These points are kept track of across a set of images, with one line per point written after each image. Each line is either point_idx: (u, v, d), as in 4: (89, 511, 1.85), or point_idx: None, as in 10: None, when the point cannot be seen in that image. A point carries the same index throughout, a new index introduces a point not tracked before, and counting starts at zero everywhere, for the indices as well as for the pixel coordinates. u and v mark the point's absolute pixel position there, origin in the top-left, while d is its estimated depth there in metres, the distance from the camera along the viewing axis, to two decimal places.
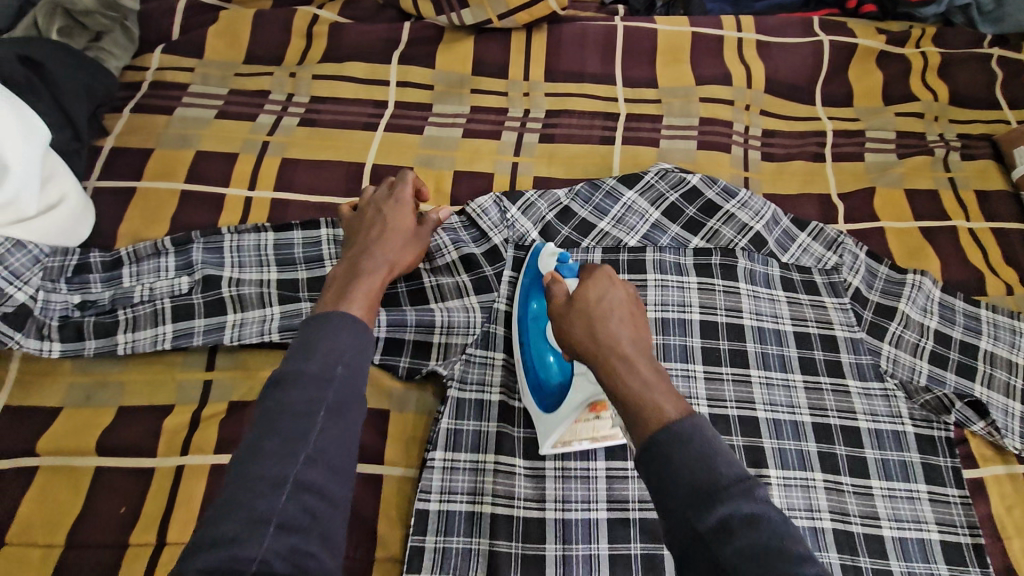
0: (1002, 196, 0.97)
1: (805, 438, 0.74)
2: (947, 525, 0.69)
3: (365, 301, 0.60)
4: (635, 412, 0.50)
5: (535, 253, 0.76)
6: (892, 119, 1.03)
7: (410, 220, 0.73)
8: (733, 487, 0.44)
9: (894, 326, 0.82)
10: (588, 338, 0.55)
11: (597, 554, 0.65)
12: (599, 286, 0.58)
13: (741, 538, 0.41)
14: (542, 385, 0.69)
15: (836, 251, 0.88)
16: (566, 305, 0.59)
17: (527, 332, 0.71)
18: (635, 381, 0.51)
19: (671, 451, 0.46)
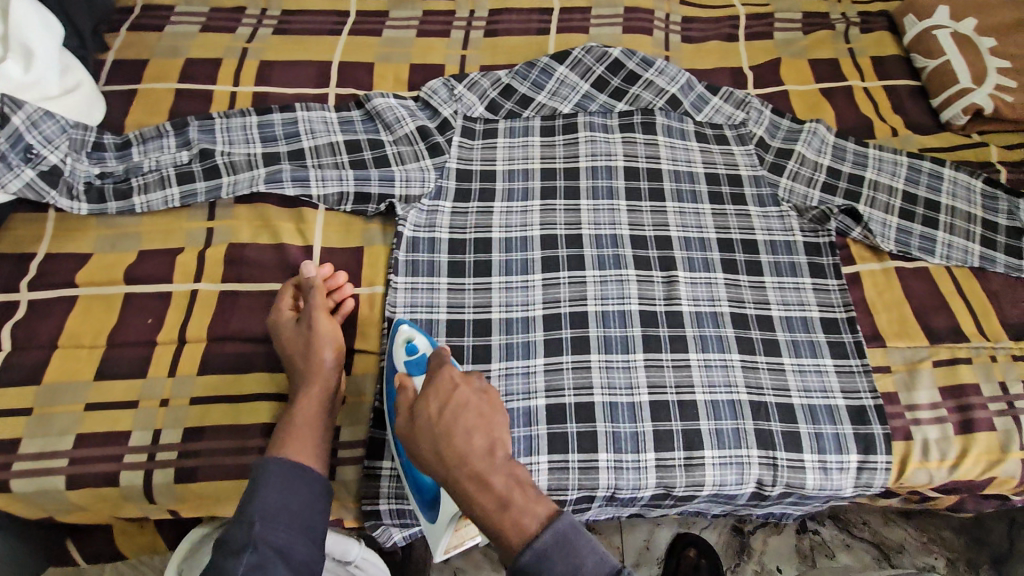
0: (894, 60, 1.12)
1: (710, 249, 0.88)
2: (826, 306, 0.85)
3: (296, 440, 0.66)
4: (502, 539, 0.55)
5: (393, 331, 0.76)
6: (798, 2, 1.18)
7: (298, 333, 0.73)
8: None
9: (791, 163, 0.97)
10: (435, 456, 0.59)
11: (534, 368, 0.78)
12: (438, 400, 0.61)
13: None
14: (419, 492, 0.70)
15: (743, 109, 1.01)
16: (413, 426, 0.61)
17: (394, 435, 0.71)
18: (493, 497, 0.56)
19: (538, 569, 0.53)
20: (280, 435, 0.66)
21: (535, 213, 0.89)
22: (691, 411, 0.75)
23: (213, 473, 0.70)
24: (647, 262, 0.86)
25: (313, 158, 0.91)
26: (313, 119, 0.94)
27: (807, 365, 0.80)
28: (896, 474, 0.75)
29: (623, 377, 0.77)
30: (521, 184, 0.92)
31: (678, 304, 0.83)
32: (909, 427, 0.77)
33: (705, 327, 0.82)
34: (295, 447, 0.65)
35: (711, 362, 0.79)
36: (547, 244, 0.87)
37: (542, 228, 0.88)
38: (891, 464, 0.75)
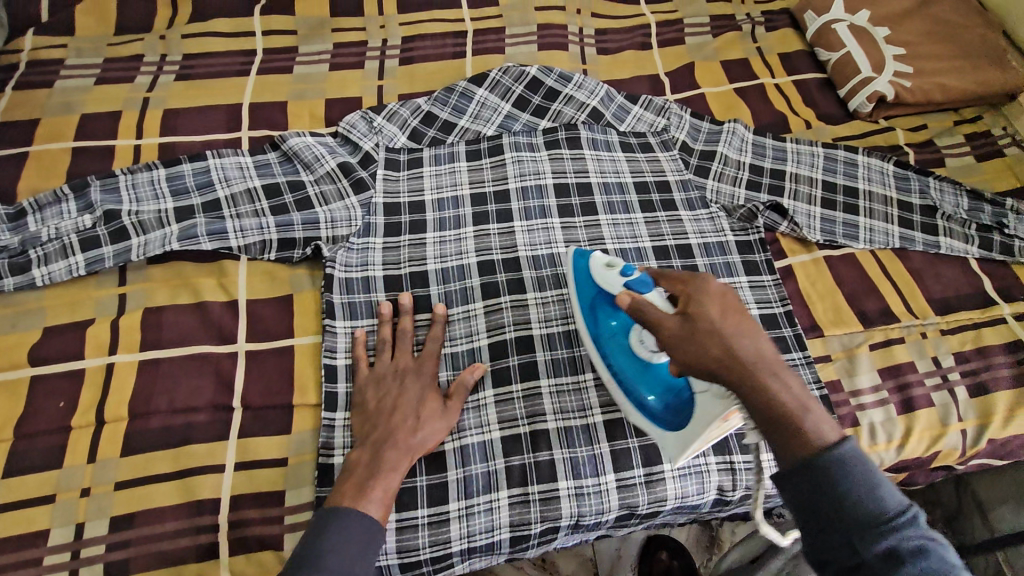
0: (800, 55, 1.17)
1: (646, 258, 0.89)
2: (764, 302, 0.86)
3: (382, 497, 0.64)
4: (792, 446, 0.51)
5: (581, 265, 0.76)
6: (705, 6, 1.22)
7: (432, 398, 0.72)
8: (898, 517, 0.47)
9: (715, 164, 0.99)
10: (726, 357, 0.53)
11: (484, 401, 0.76)
12: (713, 303, 0.56)
13: (914, 567, 0.45)
14: (653, 403, 0.70)
15: (664, 115, 1.04)
16: (693, 325, 0.55)
17: (613, 354, 0.73)
18: (792, 399, 0.51)
19: (833, 474, 0.49)
20: (370, 482, 0.64)
21: (469, 240, 0.87)
22: None
23: (147, 562, 0.64)
24: None
25: (230, 208, 0.86)
26: (227, 166, 0.90)
27: None
28: None
29: (574, 400, 0.76)
30: (452, 213, 0.90)
31: None
32: (855, 413, 0.79)
33: None
34: (378, 503, 0.64)
35: None
36: (485, 270, 0.85)
37: (478, 254, 0.86)
38: None
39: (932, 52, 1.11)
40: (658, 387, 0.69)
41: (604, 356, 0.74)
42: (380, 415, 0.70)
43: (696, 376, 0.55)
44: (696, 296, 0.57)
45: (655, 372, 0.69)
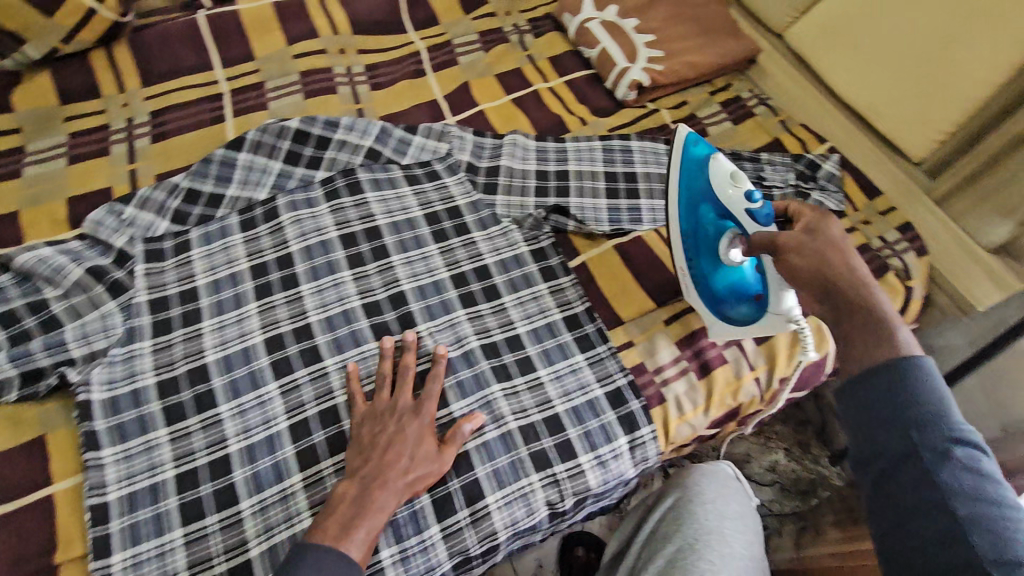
0: (568, 55, 1.23)
1: (446, 289, 0.88)
2: (565, 304, 0.89)
3: (367, 539, 0.64)
4: (861, 342, 0.55)
5: (702, 167, 0.78)
6: (471, 24, 1.24)
7: (429, 439, 0.71)
8: (961, 425, 0.48)
9: (502, 178, 1.01)
10: (834, 265, 0.61)
11: (291, 490, 0.70)
12: (835, 229, 0.65)
13: (961, 468, 0.47)
14: (713, 298, 0.83)
15: (445, 140, 1.04)
16: (816, 241, 0.64)
17: (698, 253, 0.82)
18: (890, 310, 0.57)
19: (909, 374, 0.51)
20: (354, 521, 0.64)
21: (253, 318, 0.81)
22: (464, 464, 0.74)
23: None
24: (385, 327, 0.83)
25: None
26: None
27: (561, 369, 0.83)
28: (664, 437, 0.82)
29: None
30: (230, 292, 0.83)
31: (428, 358, 0.81)
32: (660, 390, 0.84)
33: (459, 371, 0.81)
34: (362, 543, 0.63)
35: (473, 405, 0.79)
36: (273, 347, 0.79)
37: (263, 331, 0.80)
38: (657, 431, 0.81)
39: (677, 33, 1.21)
40: (722, 287, 0.81)
41: (689, 250, 0.83)
42: (373, 448, 0.69)
43: (804, 279, 0.64)
44: (819, 222, 0.66)
45: (725, 276, 0.80)
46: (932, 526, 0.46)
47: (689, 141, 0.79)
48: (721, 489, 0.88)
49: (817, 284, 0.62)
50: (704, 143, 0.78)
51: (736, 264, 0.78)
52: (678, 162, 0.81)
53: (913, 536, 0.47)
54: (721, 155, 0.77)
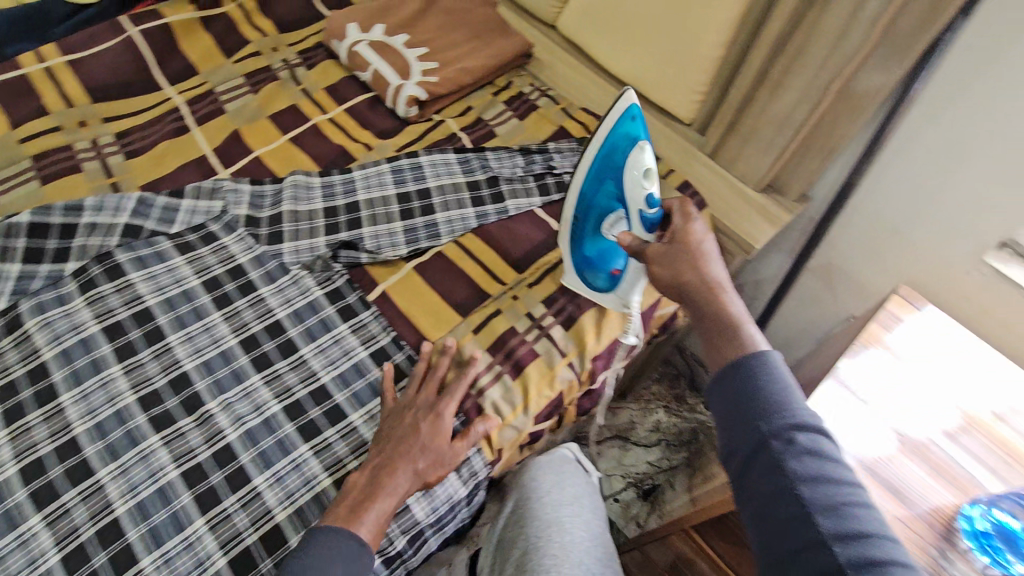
0: (344, 82, 1.20)
1: (235, 358, 0.83)
2: (370, 339, 0.87)
3: (376, 522, 0.69)
4: (718, 350, 0.63)
5: (620, 151, 0.81)
6: (234, 67, 1.18)
7: (443, 435, 0.75)
8: (805, 415, 0.55)
9: (286, 225, 0.97)
10: (692, 273, 0.71)
11: None
12: (698, 236, 0.75)
13: (804, 452, 0.53)
14: (580, 257, 0.92)
15: (218, 197, 0.98)
16: (674, 249, 0.74)
17: (586, 219, 0.88)
18: (737, 312, 0.66)
19: (752, 374, 0.58)
20: (361, 507, 0.69)
21: (3, 448, 0.72)
22: (275, 539, 0.70)
23: None
24: (168, 416, 0.76)
25: None
26: None
27: (373, 408, 0.81)
28: (489, 447, 0.83)
29: (186, 560, 0.68)
30: None
31: (222, 438, 0.76)
32: (477, 401, 0.84)
33: (260, 441, 0.76)
34: (373, 529, 0.69)
35: (281, 473, 0.74)
36: (31, 475, 0.71)
37: (18, 459, 0.72)
38: (480, 445, 0.82)
39: (448, 42, 1.22)
40: (593, 251, 0.90)
41: (580, 214, 0.88)
42: (386, 440, 0.75)
43: (666, 287, 0.74)
44: (677, 227, 0.77)
45: (604, 243, 0.89)
46: (782, 505, 0.52)
47: (629, 112, 0.79)
48: (558, 475, 0.96)
49: (674, 290, 0.73)
50: (636, 125, 0.80)
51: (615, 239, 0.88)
52: (608, 123, 0.81)
53: (770, 519, 0.52)
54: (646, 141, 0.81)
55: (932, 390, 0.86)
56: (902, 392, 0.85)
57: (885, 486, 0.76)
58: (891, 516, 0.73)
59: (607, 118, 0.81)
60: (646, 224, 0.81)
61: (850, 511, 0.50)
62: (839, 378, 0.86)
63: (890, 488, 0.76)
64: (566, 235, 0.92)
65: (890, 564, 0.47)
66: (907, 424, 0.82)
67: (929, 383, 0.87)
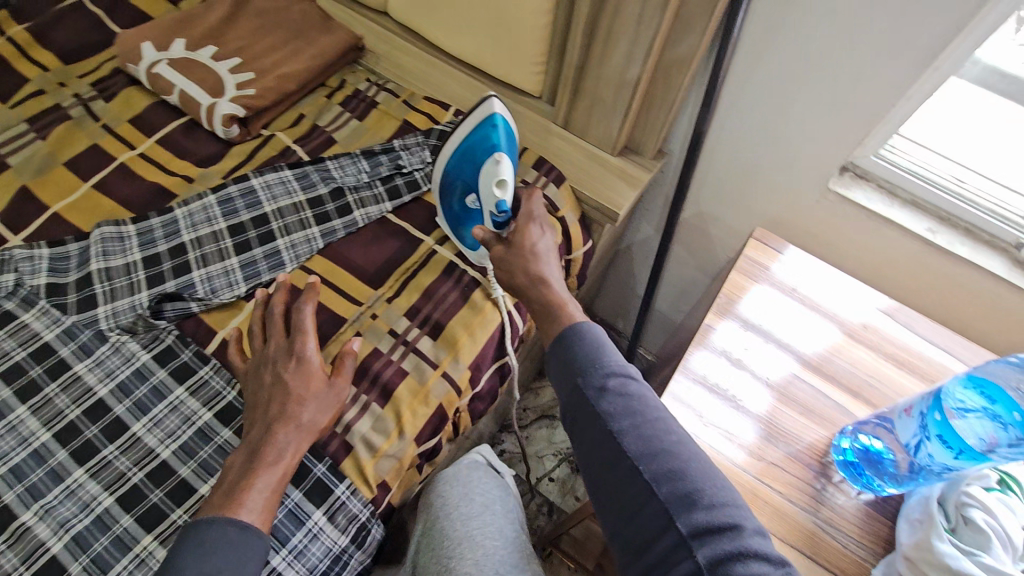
0: (153, 108, 1.07)
1: (52, 454, 0.72)
2: (213, 397, 0.78)
3: (261, 504, 0.66)
4: (547, 324, 0.70)
5: (484, 145, 0.86)
6: (13, 113, 1.02)
7: (317, 377, 0.76)
8: (612, 364, 0.62)
9: (97, 286, 0.85)
10: (524, 273, 0.75)
11: None
12: (534, 236, 0.79)
13: (615, 396, 0.61)
14: (447, 218, 0.95)
15: (9, 269, 0.84)
16: (512, 253, 0.77)
17: (451, 188, 0.92)
18: (560, 292, 0.72)
19: (570, 340, 0.65)
20: (240, 489, 0.66)
21: None
22: None
23: None
24: None
25: None
26: None
27: None
28: (366, 484, 0.76)
29: None
30: None
31: (44, 552, 0.66)
32: (345, 439, 0.78)
33: (94, 544, 0.67)
34: (259, 511, 0.66)
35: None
36: None
37: None
38: (354, 484, 0.76)
39: (264, 48, 1.11)
40: (455, 215, 0.93)
41: (447, 183, 0.92)
42: (259, 406, 0.74)
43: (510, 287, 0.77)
44: (517, 228, 0.80)
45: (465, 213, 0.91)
46: (602, 446, 0.59)
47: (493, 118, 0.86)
48: (466, 487, 0.86)
49: (516, 290, 0.77)
50: (501, 127, 0.86)
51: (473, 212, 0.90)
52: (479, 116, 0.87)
53: (595, 459, 0.60)
54: (505, 153, 0.86)
55: (795, 328, 0.87)
56: (777, 342, 0.85)
57: (760, 434, 0.76)
58: (767, 463, 0.74)
59: (476, 112, 0.87)
60: (497, 209, 0.85)
61: (653, 436, 0.59)
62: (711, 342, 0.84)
63: (771, 437, 0.76)
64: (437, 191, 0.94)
65: (684, 471, 0.57)
66: (777, 366, 0.83)
67: (793, 322, 0.88)
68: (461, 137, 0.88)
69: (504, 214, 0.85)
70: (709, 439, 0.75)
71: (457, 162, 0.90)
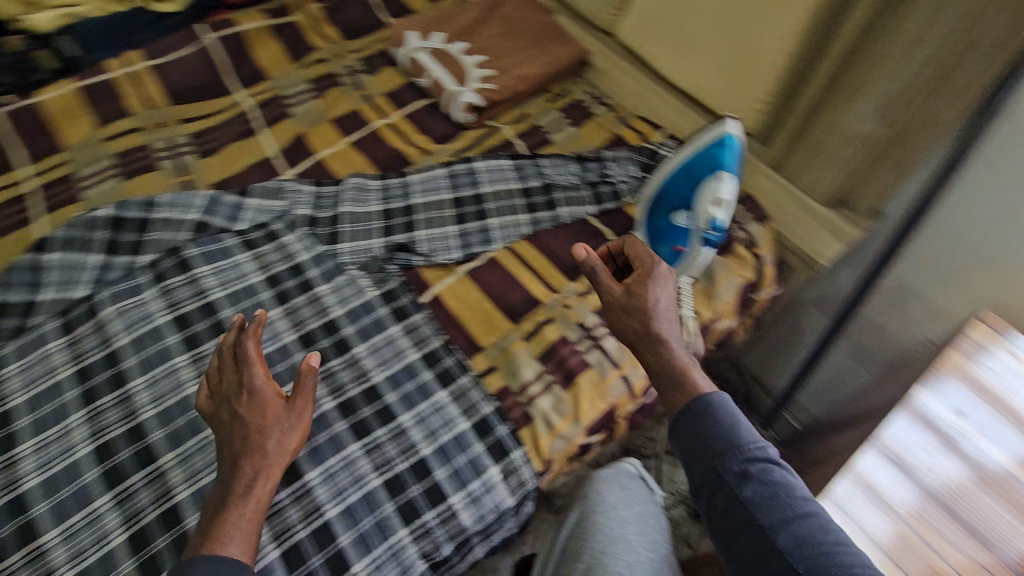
0: (405, 88, 1.23)
1: (293, 353, 0.85)
2: (421, 341, 0.87)
3: (243, 535, 0.58)
4: (670, 393, 0.65)
5: (708, 165, 0.87)
6: (301, 74, 1.22)
7: (274, 409, 0.63)
8: (752, 446, 0.59)
9: (344, 226, 0.98)
10: (640, 328, 0.70)
11: None
12: (660, 291, 0.72)
13: (756, 483, 0.57)
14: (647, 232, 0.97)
15: (281, 196, 1.00)
16: (629, 303, 0.71)
17: (661, 204, 0.93)
18: (680, 358, 0.67)
19: (698, 413, 0.62)
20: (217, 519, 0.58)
21: (79, 428, 0.76)
22: (326, 536, 0.70)
23: None
24: None
25: None
26: None
27: (424, 410, 0.80)
28: (538, 458, 0.79)
29: None
30: (51, 406, 0.78)
31: None
32: (526, 410, 0.82)
33: (315, 436, 0.77)
34: (240, 540, 0.57)
35: (332, 470, 0.74)
36: (104, 455, 0.74)
37: (92, 440, 0.75)
38: (528, 453, 0.78)
39: (506, 49, 1.23)
40: (657, 231, 0.94)
41: (656, 198, 0.94)
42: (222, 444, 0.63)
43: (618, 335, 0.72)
44: (641, 277, 0.73)
45: (669, 230, 0.93)
46: (750, 538, 0.55)
47: (724, 140, 0.86)
48: (622, 493, 0.88)
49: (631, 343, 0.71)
50: (731, 151, 0.86)
51: (679, 229, 0.91)
52: (713, 134, 0.86)
53: (745, 556, 0.55)
54: (732, 176, 0.86)
55: (983, 437, 0.90)
56: (975, 440, 0.90)
57: (909, 536, 0.88)
58: (972, 560, 0.82)
59: (705, 132, 0.88)
60: (712, 229, 0.86)
61: (809, 535, 0.53)
62: (892, 434, 0.96)
63: (936, 524, 0.87)
64: (645, 206, 0.96)
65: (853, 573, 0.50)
66: (959, 472, 0.90)
67: (998, 421, 0.90)
68: (685, 153, 0.89)
69: (717, 236, 0.86)
70: (886, 518, 0.90)
71: (674, 179, 0.91)
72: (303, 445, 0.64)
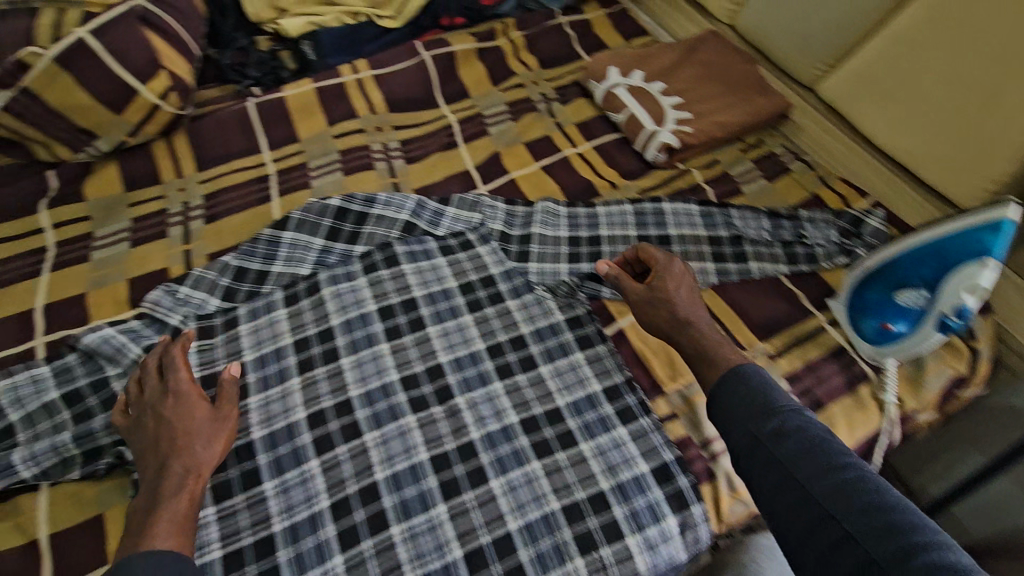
0: (596, 120, 1.27)
1: (482, 360, 0.89)
2: (604, 373, 0.88)
3: (175, 530, 0.64)
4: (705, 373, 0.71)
5: (971, 252, 0.82)
6: (500, 96, 1.30)
7: (201, 413, 0.74)
8: (784, 408, 0.59)
9: (534, 247, 1.01)
10: (671, 316, 0.79)
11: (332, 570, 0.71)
12: (674, 283, 0.82)
13: (793, 438, 0.56)
14: (861, 297, 0.93)
15: (477, 209, 1.04)
16: (652, 297, 0.81)
17: (894, 274, 0.89)
18: (719, 337, 0.75)
19: (737, 383, 0.64)
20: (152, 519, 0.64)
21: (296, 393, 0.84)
22: (507, 547, 0.73)
23: None
24: (422, 402, 0.84)
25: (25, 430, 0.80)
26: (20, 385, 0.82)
27: (604, 444, 0.81)
28: (717, 516, 0.78)
29: (428, 542, 0.73)
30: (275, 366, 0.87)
31: (466, 434, 0.81)
32: (710, 465, 0.80)
33: (499, 446, 0.80)
34: (172, 535, 0.63)
35: (514, 483, 0.77)
36: (316, 423, 0.81)
37: (307, 407, 0.83)
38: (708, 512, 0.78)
39: (703, 94, 1.23)
40: (879, 300, 0.91)
41: (889, 266, 0.90)
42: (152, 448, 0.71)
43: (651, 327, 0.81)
44: (659, 271, 0.84)
45: (896, 303, 0.89)
46: (786, 488, 0.54)
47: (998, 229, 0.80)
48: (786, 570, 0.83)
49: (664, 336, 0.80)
50: (1003, 241, 0.80)
51: (908, 305, 0.88)
52: (989, 218, 0.81)
53: (779, 508, 0.54)
54: (998, 268, 0.81)
55: None
56: None
57: None
58: None
59: (975, 216, 0.82)
60: (959, 316, 0.82)
61: (850, 485, 0.52)
62: None
63: None
64: (871, 270, 0.92)
65: (892, 509, 0.49)
66: None
67: None
68: (947, 232, 0.84)
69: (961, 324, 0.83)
70: None
71: (920, 254, 0.87)
72: (227, 448, 0.75)
